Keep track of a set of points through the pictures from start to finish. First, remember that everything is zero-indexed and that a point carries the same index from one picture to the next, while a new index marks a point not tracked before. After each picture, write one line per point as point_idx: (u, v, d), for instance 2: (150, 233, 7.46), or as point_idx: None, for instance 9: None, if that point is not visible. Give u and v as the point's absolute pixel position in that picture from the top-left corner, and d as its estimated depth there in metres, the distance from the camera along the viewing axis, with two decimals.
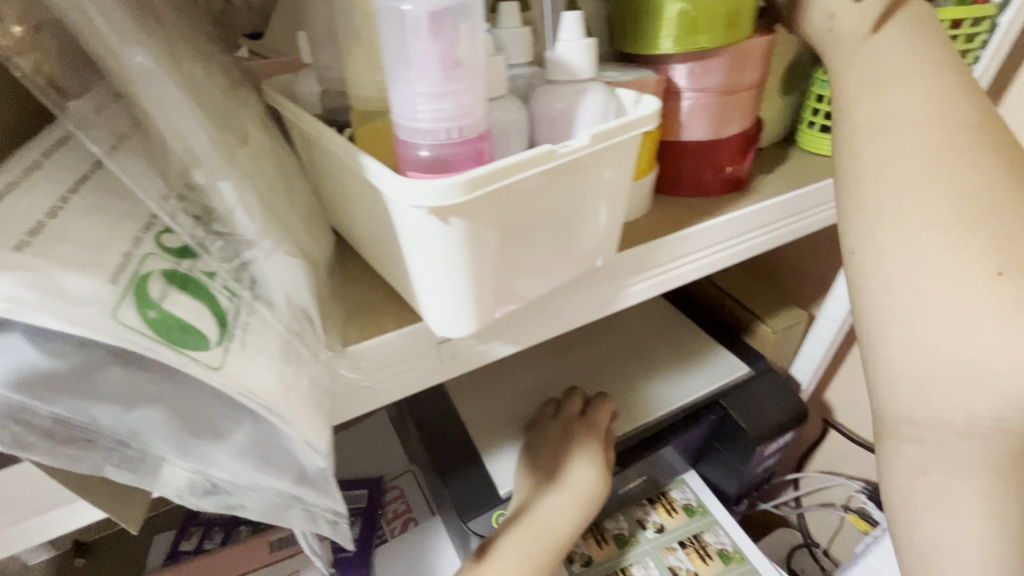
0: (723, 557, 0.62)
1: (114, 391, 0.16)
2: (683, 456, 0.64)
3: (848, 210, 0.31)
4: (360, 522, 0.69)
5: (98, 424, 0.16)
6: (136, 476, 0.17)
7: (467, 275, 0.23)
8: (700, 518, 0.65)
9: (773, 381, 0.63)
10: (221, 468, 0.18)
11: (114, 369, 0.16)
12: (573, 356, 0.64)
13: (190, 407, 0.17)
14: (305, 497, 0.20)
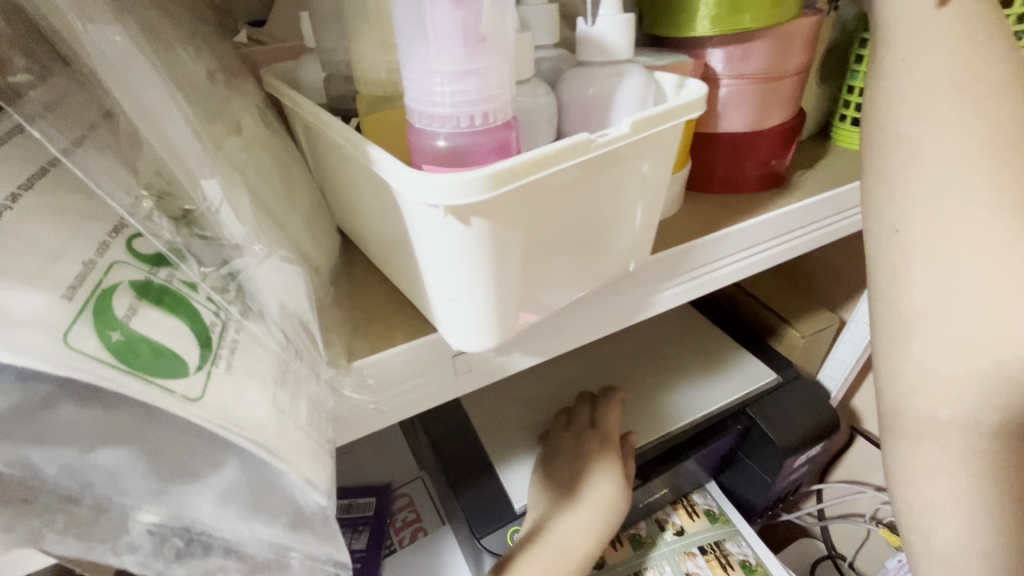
0: (745, 569, 0.59)
1: (69, 431, 0.14)
2: (707, 465, 0.61)
3: (886, 183, 0.29)
4: (368, 532, 0.67)
5: (49, 471, 0.14)
6: (94, 534, 0.15)
7: (491, 282, 0.20)
8: (722, 526, 0.62)
9: (803, 388, 0.60)
10: (192, 518, 0.16)
11: (66, 406, 0.14)
12: (591, 360, 0.61)
13: (156, 448, 0.15)
14: (299, 546, 0.17)
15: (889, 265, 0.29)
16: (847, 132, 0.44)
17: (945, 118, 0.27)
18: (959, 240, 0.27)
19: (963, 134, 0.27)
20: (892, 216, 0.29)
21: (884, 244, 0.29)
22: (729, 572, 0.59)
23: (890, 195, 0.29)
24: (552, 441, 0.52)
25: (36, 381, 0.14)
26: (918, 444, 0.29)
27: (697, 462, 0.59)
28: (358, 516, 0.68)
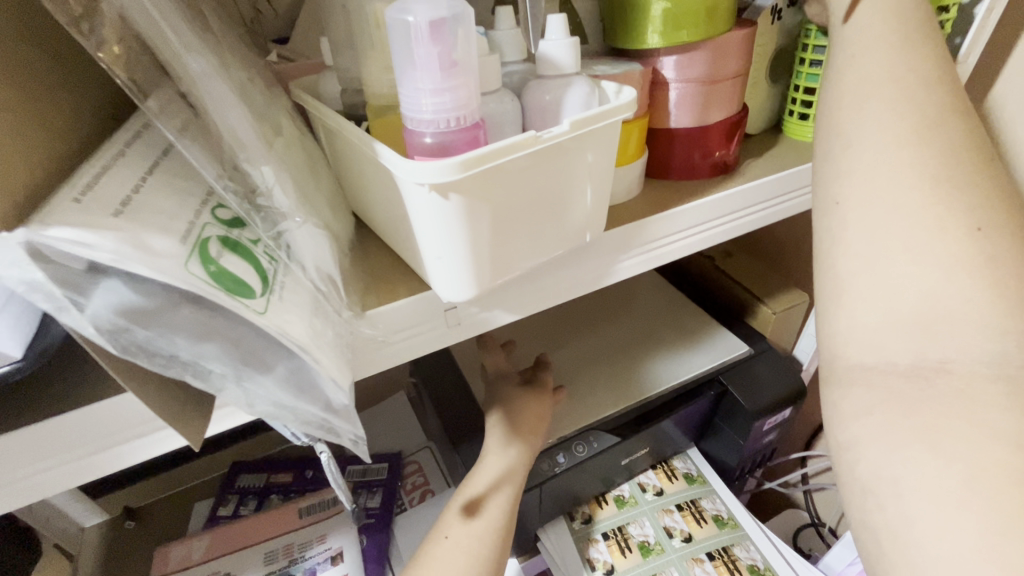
0: (717, 522, 0.65)
1: (189, 324, 0.20)
2: (685, 429, 0.67)
3: (825, 159, 0.31)
4: (381, 492, 0.74)
5: (177, 349, 0.20)
6: (205, 383, 0.21)
7: (466, 243, 0.27)
8: (699, 486, 0.68)
9: (773, 359, 0.66)
10: (265, 390, 0.22)
11: (187, 307, 0.20)
12: (580, 334, 0.67)
13: (246, 341, 0.21)
14: (331, 422, 0.24)
15: (825, 233, 0.30)
16: (797, 125, 0.49)
17: (879, 106, 0.30)
18: (889, 207, 0.28)
19: (895, 120, 0.29)
20: (834, 191, 0.30)
21: (825, 215, 0.31)
22: (704, 524, 0.65)
23: (830, 174, 0.31)
24: (499, 382, 0.59)
25: (170, 288, 0.20)
26: (850, 389, 0.29)
27: (675, 425, 0.65)
28: (372, 479, 0.76)
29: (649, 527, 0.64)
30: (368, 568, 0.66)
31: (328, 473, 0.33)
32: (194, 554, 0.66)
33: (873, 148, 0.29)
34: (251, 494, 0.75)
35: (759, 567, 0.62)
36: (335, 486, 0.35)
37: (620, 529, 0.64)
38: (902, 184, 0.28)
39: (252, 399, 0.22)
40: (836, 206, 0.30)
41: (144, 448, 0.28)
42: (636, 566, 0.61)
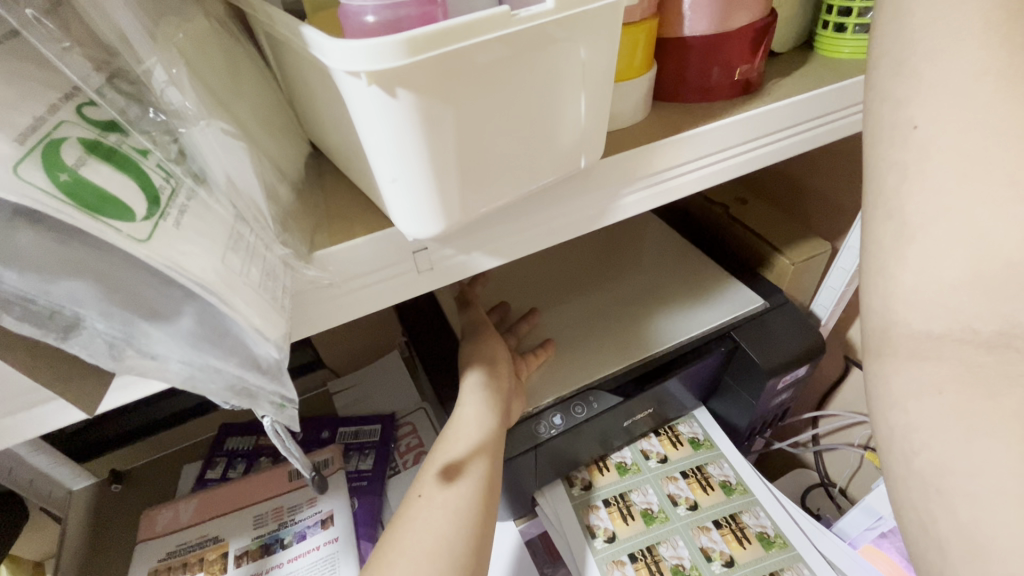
0: (724, 489, 0.61)
1: (30, 253, 0.16)
2: (691, 390, 0.63)
3: (903, 75, 0.27)
4: (373, 455, 0.71)
5: (10, 284, 0.15)
6: (42, 330, 0.16)
7: (426, 160, 0.22)
8: (706, 451, 0.64)
9: (791, 314, 0.61)
10: (153, 341, 0.18)
11: (28, 230, 0.16)
12: (581, 288, 0.62)
13: (117, 277, 0.17)
14: (252, 382, 0.20)
15: (897, 164, 0.26)
16: (831, 39, 0.42)
17: (952, 11, 0.25)
18: (973, 131, 0.24)
19: (980, 25, 0.25)
20: (910, 108, 0.26)
21: (896, 141, 0.26)
22: (709, 492, 0.61)
23: (897, 93, 0.27)
24: (486, 340, 0.53)
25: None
26: (906, 362, 0.25)
27: (682, 384, 0.61)
28: (365, 441, 0.73)
29: (652, 494, 0.61)
30: (360, 531, 0.64)
31: (278, 442, 0.29)
32: (182, 517, 0.65)
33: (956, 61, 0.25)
34: (239, 457, 0.72)
35: (768, 535, 0.58)
36: (289, 450, 0.31)
37: (621, 496, 0.61)
38: (988, 103, 0.24)
39: (146, 354, 0.18)
40: (914, 129, 0.26)
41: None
42: (637, 535, 0.58)
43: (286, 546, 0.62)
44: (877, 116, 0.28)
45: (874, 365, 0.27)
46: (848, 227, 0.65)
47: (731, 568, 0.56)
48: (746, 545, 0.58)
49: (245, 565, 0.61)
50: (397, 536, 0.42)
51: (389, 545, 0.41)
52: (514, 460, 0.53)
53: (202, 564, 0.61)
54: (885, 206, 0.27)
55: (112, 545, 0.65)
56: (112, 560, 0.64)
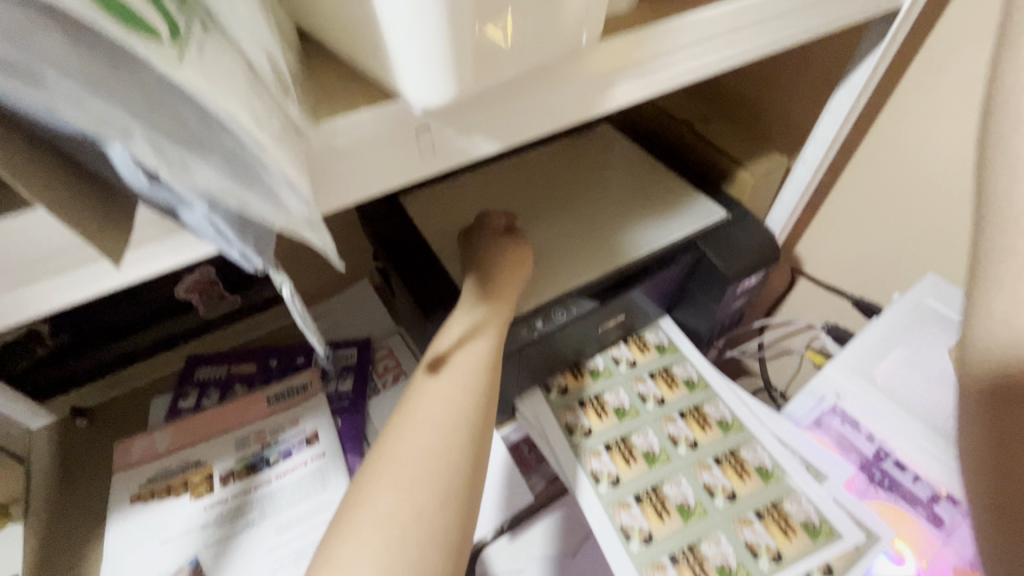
0: (688, 385, 0.66)
1: (72, 62, 0.18)
2: (658, 298, 0.67)
3: None
4: (352, 376, 0.72)
5: (64, 90, 0.18)
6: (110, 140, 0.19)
7: (444, 13, 0.21)
8: (671, 354, 0.69)
9: (751, 224, 0.65)
10: (189, 158, 0.21)
11: (63, 38, 0.18)
12: (553, 207, 0.64)
13: (157, 95, 0.20)
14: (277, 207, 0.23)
15: None
16: None
17: None
18: None
19: None
20: None
21: None
22: (675, 388, 0.66)
23: None
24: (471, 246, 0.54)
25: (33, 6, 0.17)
26: None
27: (649, 293, 0.65)
28: (342, 364, 0.73)
29: (624, 394, 0.65)
30: (346, 446, 0.65)
31: (293, 312, 0.29)
32: (159, 445, 0.64)
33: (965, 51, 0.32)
34: (212, 386, 0.71)
35: (727, 422, 0.64)
36: (306, 334, 0.31)
37: (596, 397, 0.64)
38: None
39: (186, 172, 0.21)
40: None
41: (62, 290, 0.27)
42: (612, 429, 0.62)
43: (272, 464, 0.63)
44: None
45: None
46: (803, 142, 0.69)
47: (696, 450, 0.62)
48: (708, 431, 0.63)
49: (232, 484, 0.61)
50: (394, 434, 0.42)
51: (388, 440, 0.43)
52: None
53: (187, 486, 0.61)
54: None
55: (88, 477, 0.64)
56: (87, 493, 0.63)
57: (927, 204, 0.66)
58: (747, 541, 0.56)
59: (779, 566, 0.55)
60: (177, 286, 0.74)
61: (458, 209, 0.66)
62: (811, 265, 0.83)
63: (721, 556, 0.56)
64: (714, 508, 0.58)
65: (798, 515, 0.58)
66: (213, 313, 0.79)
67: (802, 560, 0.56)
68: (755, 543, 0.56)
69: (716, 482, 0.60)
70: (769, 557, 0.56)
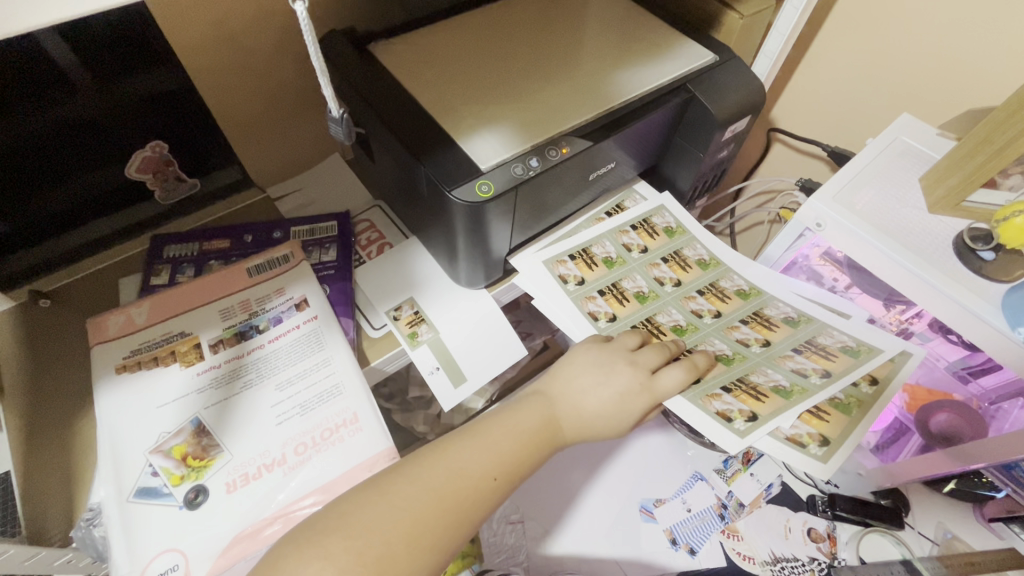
0: (701, 265, 0.67)
1: None
2: (642, 151, 0.67)
3: None
4: (335, 247, 0.70)
5: None
6: None
7: None
8: (681, 238, 0.69)
9: (738, 67, 0.64)
10: None
11: None
12: (540, 50, 0.61)
13: None
14: None
15: None
16: None
17: None
18: None
19: None
20: None
21: None
22: (689, 270, 0.67)
23: None
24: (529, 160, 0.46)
25: None
26: None
27: (638, 142, 0.64)
28: (323, 237, 0.71)
29: (641, 281, 0.66)
30: (337, 310, 0.64)
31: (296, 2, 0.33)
32: (137, 319, 0.61)
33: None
34: (185, 262, 0.68)
35: (706, 261, 0.68)
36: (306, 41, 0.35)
37: (613, 285, 0.65)
38: None
39: None
40: None
41: None
42: (602, 278, 0.65)
43: (262, 330, 0.61)
44: None
45: None
46: None
47: (681, 287, 0.65)
48: (689, 271, 0.67)
49: (223, 351, 0.59)
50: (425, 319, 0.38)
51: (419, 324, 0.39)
52: (494, 200, 0.52)
53: (174, 355, 0.58)
54: None
55: (61, 357, 0.61)
56: (64, 372, 0.60)
57: (904, 45, 0.67)
58: (736, 340, 0.62)
59: (829, 380, 0.58)
60: (126, 166, 0.67)
61: (433, 54, 0.60)
62: (787, 123, 0.85)
63: (718, 351, 0.61)
64: (704, 324, 0.63)
65: (835, 343, 0.61)
66: (171, 201, 0.73)
67: (788, 341, 0.62)
68: (745, 340, 0.62)
69: (747, 337, 0.62)
70: (759, 345, 0.61)
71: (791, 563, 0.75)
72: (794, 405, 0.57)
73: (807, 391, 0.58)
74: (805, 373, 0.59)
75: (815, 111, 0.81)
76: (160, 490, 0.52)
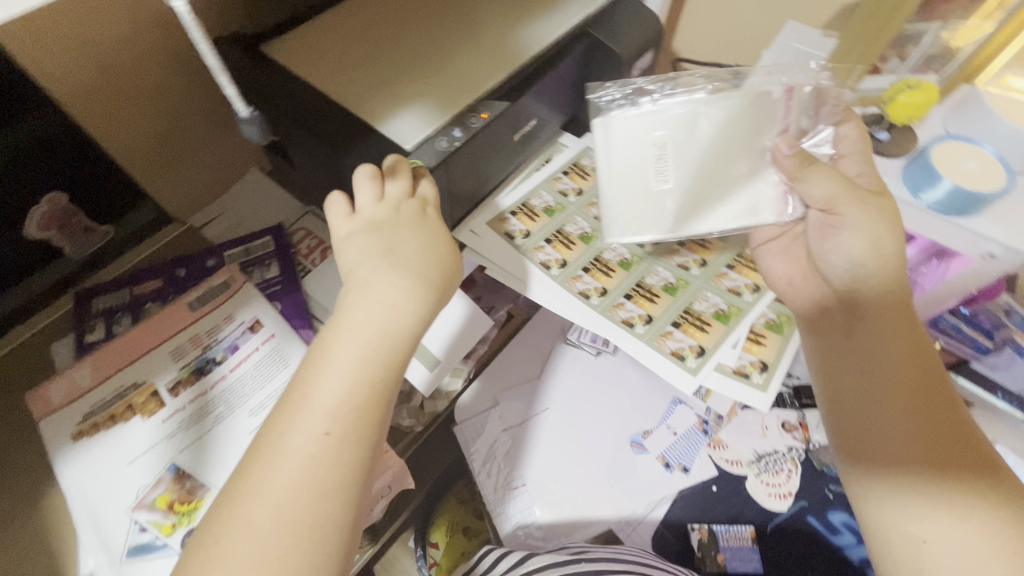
0: None
1: None
2: (559, 102, 0.68)
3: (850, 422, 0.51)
4: (276, 262, 0.68)
5: None
6: None
7: None
8: None
9: (632, 4, 0.66)
10: None
11: None
12: (436, 18, 0.61)
13: None
14: None
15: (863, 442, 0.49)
16: None
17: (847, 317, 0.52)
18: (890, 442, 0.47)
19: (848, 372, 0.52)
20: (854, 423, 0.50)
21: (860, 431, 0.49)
22: None
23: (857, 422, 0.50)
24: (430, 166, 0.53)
25: None
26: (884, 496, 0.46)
27: (553, 93, 0.65)
28: (260, 255, 0.69)
29: (583, 221, 0.67)
30: (294, 323, 0.63)
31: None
32: (80, 381, 0.57)
33: (814, 105, 0.56)
34: (118, 312, 0.64)
35: None
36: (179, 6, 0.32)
37: (558, 231, 0.66)
38: None
39: None
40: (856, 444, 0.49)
41: None
42: (546, 226, 0.66)
43: (220, 362, 0.59)
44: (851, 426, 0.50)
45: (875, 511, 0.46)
46: None
47: None
48: None
49: (183, 392, 0.57)
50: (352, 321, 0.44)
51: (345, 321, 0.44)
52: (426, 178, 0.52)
53: (133, 409, 0.55)
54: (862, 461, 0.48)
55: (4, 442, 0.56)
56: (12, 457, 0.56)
57: None
58: (678, 264, 0.64)
59: (759, 295, 0.63)
60: (27, 224, 0.59)
61: (329, 43, 0.59)
62: (689, 52, 0.89)
63: (662, 280, 0.63)
64: (648, 253, 0.65)
65: None
66: (83, 252, 0.66)
67: (722, 257, 0.65)
68: (686, 263, 0.64)
69: (687, 259, 0.65)
70: (698, 266, 0.64)
71: (773, 456, 0.82)
72: (731, 330, 0.60)
73: (744, 314, 0.61)
74: (738, 292, 0.63)
75: (712, 36, 0.85)
76: (154, 543, 0.50)
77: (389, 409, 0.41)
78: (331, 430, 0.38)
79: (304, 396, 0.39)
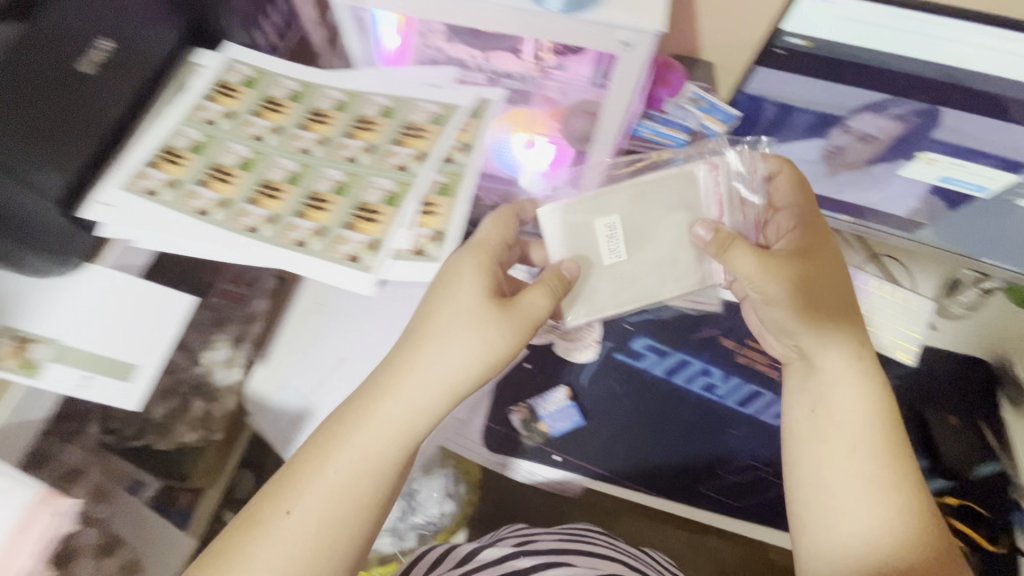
0: (293, 100, 0.67)
1: None
2: (150, 17, 0.60)
3: (823, 423, 0.57)
4: None
5: None
6: None
7: None
8: (260, 83, 0.67)
9: None
10: None
11: None
12: None
13: None
14: None
15: (812, 476, 0.57)
16: None
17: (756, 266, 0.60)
18: (859, 471, 0.55)
19: (837, 365, 0.58)
20: (830, 437, 0.57)
21: (827, 446, 0.56)
22: (283, 110, 0.66)
23: (813, 474, 0.57)
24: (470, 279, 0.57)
25: None
26: (822, 537, 0.55)
27: (131, 9, 0.59)
28: None
29: (237, 145, 0.63)
30: None
31: None
32: None
33: (735, 177, 0.66)
34: None
35: (296, 93, 0.67)
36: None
37: (210, 166, 0.62)
38: None
39: None
40: (804, 497, 0.57)
41: None
42: (196, 166, 0.62)
43: None
44: (805, 450, 0.58)
45: (809, 549, 0.56)
46: None
47: (281, 130, 0.65)
48: (284, 110, 0.66)
49: None
50: (378, 402, 0.53)
51: (363, 405, 0.53)
52: None
53: None
54: (812, 492, 0.56)
55: None
56: None
57: None
58: (347, 159, 0.64)
59: (428, 161, 0.65)
60: None
61: None
62: None
63: (330, 180, 0.63)
64: (315, 159, 0.64)
65: (424, 117, 0.68)
66: None
67: (388, 137, 0.66)
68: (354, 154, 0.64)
69: (353, 150, 0.65)
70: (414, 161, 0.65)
71: None
72: (400, 212, 0.63)
73: (415, 190, 0.64)
74: (404, 167, 0.65)
75: None
76: None
77: (356, 484, 0.51)
78: (290, 508, 0.49)
79: (296, 478, 0.50)
